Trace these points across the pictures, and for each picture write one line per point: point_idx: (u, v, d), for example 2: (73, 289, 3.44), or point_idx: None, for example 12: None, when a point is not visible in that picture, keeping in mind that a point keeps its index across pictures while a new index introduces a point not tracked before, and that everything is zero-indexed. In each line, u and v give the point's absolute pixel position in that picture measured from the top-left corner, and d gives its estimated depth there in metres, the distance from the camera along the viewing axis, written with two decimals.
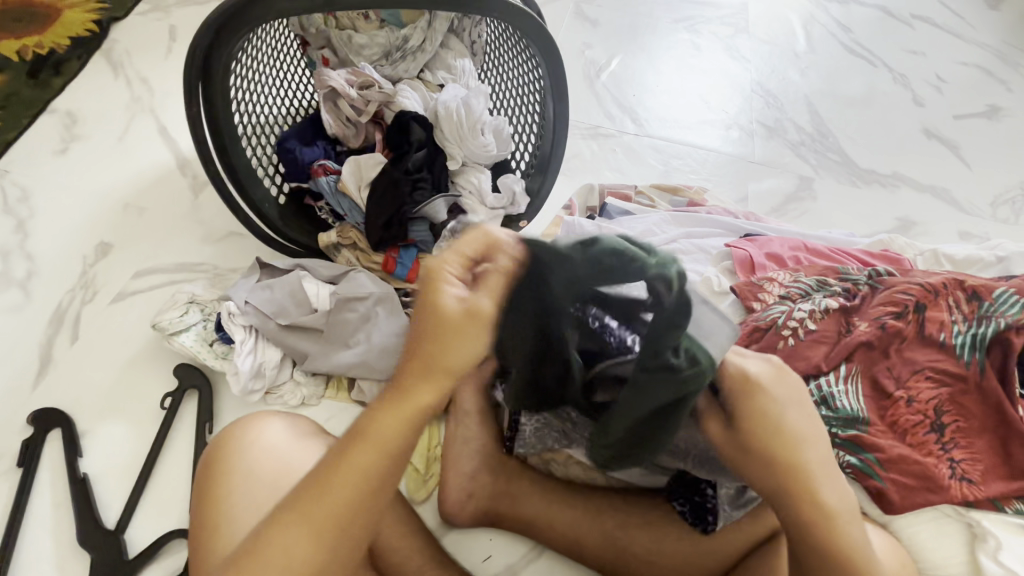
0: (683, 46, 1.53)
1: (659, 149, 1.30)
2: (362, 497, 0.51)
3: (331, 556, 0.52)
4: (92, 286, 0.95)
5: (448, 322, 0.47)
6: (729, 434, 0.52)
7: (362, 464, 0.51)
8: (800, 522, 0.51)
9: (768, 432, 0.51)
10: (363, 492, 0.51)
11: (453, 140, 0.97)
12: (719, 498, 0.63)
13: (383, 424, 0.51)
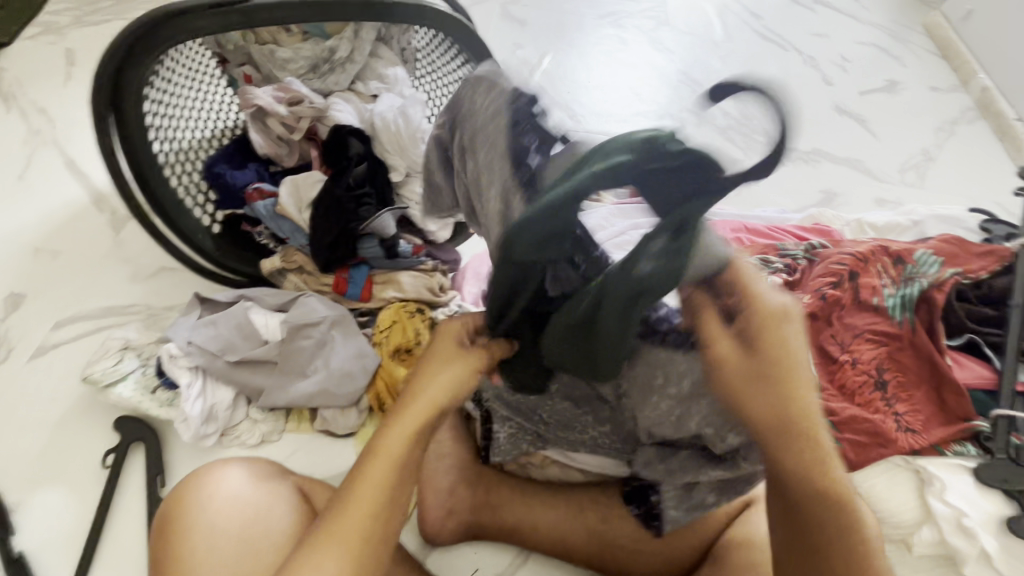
0: (610, 42, 1.57)
1: None
2: (378, 515, 0.53)
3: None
4: (5, 344, 0.86)
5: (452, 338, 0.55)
6: (741, 357, 0.42)
7: (369, 491, 0.52)
8: (802, 459, 0.43)
9: (783, 356, 0.41)
10: (379, 511, 0.53)
11: (392, 150, 0.94)
12: (663, 500, 0.63)
13: (394, 442, 0.53)
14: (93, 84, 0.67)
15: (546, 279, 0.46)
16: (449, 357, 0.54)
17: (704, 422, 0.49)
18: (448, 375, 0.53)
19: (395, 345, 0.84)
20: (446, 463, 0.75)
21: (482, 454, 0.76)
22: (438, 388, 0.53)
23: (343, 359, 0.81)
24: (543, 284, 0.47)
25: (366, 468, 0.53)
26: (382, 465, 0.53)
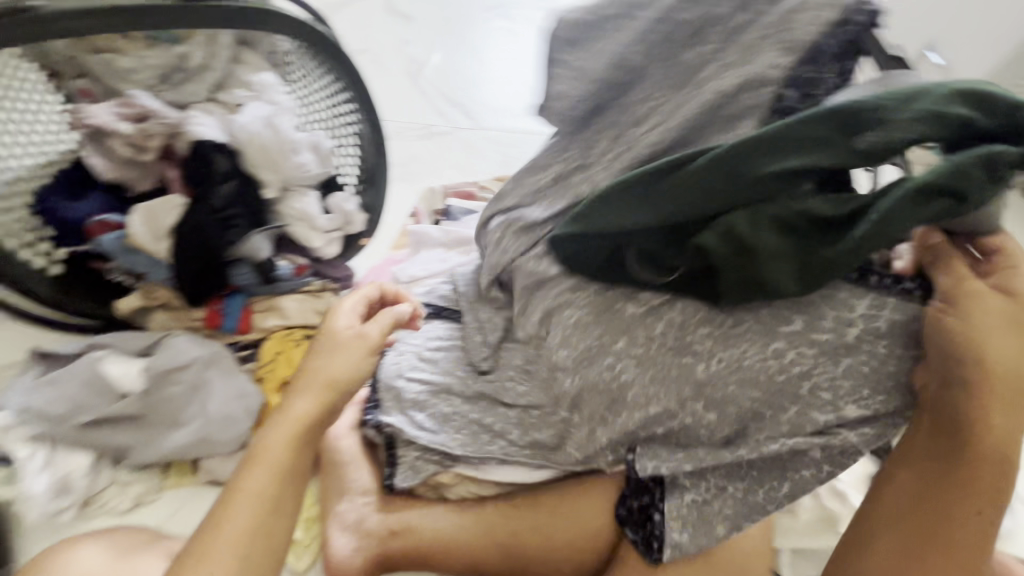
0: (501, 34, 1.54)
1: (496, 140, 1.31)
2: (262, 514, 0.57)
3: None
4: None
5: (339, 337, 0.66)
6: (951, 312, 0.52)
7: (255, 482, 0.58)
8: (971, 430, 0.54)
9: (998, 308, 0.52)
10: (262, 509, 0.57)
11: (265, 166, 0.86)
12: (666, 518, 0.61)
13: (274, 440, 0.60)
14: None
15: (673, 255, 0.56)
16: (331, 351, 0.66)
17: (837, 384, 0.55)
18: (330, 364, 0.64)
19: (281, 379, 0.79)
20: (352, 499, 0.71)
21: (387, 485, 0.72)
22: (321, 378, 0.64)
23: (222, 402, 0.73)
24: (670, 260, 0.56)
25: (250, 463, 0.59)
26: (267, 455, 0.59)
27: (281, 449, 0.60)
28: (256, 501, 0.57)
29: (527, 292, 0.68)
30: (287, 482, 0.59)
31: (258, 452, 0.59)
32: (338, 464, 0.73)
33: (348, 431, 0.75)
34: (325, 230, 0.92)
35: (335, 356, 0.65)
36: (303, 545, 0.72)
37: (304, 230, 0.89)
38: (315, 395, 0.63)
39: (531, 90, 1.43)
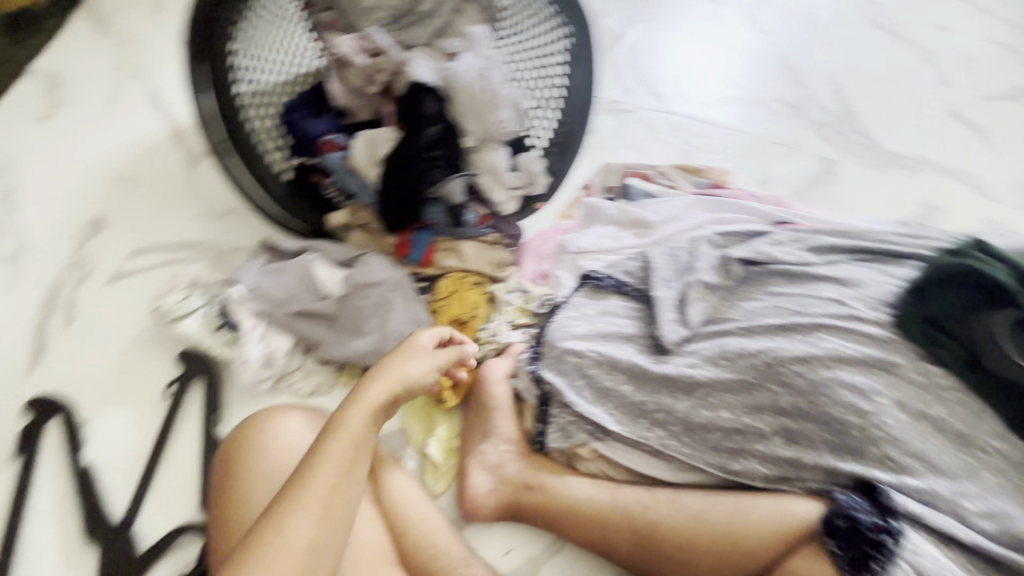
0: (704, 17, 1.45)
1: (679, 126, 1.25)
2: (334, 483, 0.55)
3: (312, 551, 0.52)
4: (86, 265, 0.89)
5: (414, 342, 0.66)
6: None
7: (329, 457, 0.56)
8: None
9: None
10: (336, 478, 0.56)
11: (468, 113, 0.90)
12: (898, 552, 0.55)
13: (351, 417, 0.59)
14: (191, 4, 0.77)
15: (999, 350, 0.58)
16: (411, 355, 0.65)
17: None
18: (406, 368, 0.64)
19: (454, 317, 0.84)
20: (497, 445, 0.75)
21: (535, 441, 0.75)
22: (393, 380, 0.62)
23: (400, 323, 0.79)
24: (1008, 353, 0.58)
25: (324, 441, 0.57)
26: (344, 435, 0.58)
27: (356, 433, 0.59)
28: (332, 479, 0.55)
29: (778, 326, 0.68)
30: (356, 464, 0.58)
31: (330, 431, 0.58)
32: (488, 407, 0.77)
33: (502, 380, 0.78)
34: (507, 185, 0.94)
35: (409, 361, 0.64)
36: (441, 471, 0.76)
37: (489, 182, 0.92)
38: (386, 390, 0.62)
39: (726, 81, 1.34)
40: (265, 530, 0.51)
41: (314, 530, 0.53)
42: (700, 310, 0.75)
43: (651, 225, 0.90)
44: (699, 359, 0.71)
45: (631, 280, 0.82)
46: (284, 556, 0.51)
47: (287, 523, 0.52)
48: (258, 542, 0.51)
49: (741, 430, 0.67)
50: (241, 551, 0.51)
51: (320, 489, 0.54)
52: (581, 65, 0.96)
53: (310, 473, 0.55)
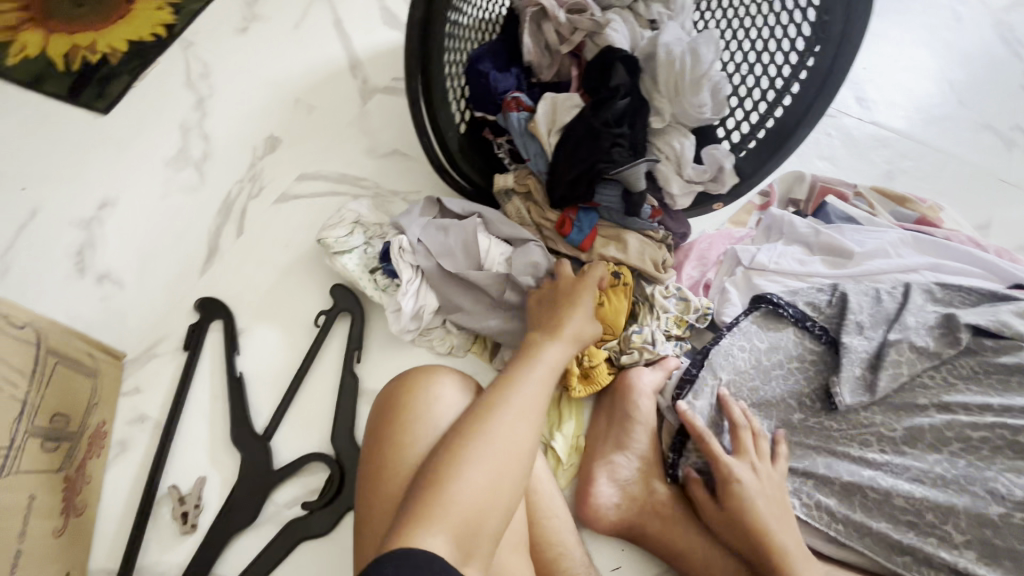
0: (940, 13, 1.21)
1: (885, 142, 1.06)
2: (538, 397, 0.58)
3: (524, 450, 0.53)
4: (259, 181, 0.93)
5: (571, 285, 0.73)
6: None
7: (536, 374, 0.60)
8: None
9: None
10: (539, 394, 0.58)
11: (665, 92, 0.82)
12: None
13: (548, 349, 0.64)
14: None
15: None
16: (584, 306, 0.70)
17: None
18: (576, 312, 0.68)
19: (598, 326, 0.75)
20: (630, 461, 0.69)
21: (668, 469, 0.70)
22: (566, 323, 0.67)
23: None
24: None
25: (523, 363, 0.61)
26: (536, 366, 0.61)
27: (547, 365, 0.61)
28: (538, 389, 0.58)
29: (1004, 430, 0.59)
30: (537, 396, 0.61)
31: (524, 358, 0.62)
32: (630, 419, 0.70)
33: (650, 394, 0.71)
34: (686, 179, 0.83)
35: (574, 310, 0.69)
36: (562, 468, 0.73)
37: (669, 172, 0.82)
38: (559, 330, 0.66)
39: (954, 96, 1.12)
40: (487, 417, 0.53)
41: (529, 438, 0.54)
42: (895, 375, 0.64)
43: (851, 256, 0.78)
44: (875, 436, 0.64)
45: (818, 316, 0.71)
46: (505, 446, 0.52)
47: (505, 416, 0.53)
48: (479, 430, 0.51)
49: (915, 524, 0.59)
50: (467, 429, 0.52)
51: (532, 396, 0.57)
52: (832, 46, 0.73)
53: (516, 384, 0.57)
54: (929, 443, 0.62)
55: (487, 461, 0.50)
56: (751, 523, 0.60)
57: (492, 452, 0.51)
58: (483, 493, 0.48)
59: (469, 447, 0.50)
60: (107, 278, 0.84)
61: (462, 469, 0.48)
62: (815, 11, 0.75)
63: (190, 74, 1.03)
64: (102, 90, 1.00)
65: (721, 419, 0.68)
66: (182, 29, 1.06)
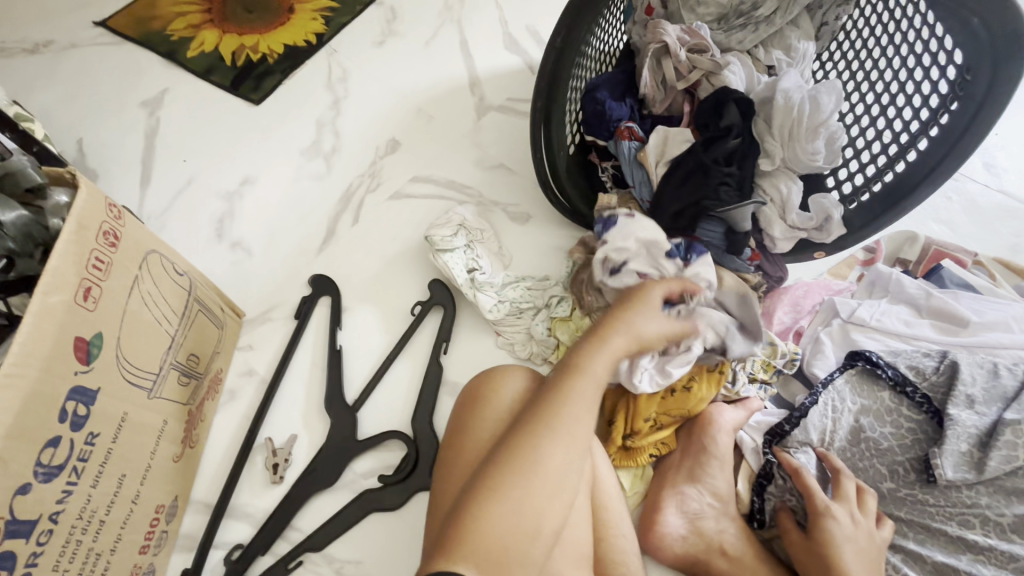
0: None
1: (1013, 213, 0.99)
2: (576, 424, 0.53)
3: (555, 489, 0.50)
4: (377, 177, 1.02)
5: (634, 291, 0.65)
6: None
7: (577, 399, 0.54)
8: None
9: None
10: (580, 418, 0.53)
11: (777, 136, 0.82)
12: None
13: (598, 360, 0.57)
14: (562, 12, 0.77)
15: None
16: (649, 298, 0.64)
17: None
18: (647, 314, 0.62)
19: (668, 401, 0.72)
20: (702, 496, 0.68)
21: (751, 516, 0.69)
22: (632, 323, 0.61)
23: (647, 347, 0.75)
24: None
25: (569, 378, 0.55)
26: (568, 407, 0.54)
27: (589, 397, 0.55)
28: (585, 414, 0.54)
29: None
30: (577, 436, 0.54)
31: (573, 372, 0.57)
32: (705, 453, 0.69)
33: (729, 431, 0.70)
34: (789, 224, 0.83)
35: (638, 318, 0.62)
36: (626, 494, 0.72)
37: (772, 214, 0.82)
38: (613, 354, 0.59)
39: None
40: (523, 451, 0.50)
41: (566, 478, 0.51)
42: (1008, 458, 0.60)
43: (967, 324, 0.74)
44: (979, 518, 0.60)
45: (921, 382, 0.68)
46: (542, 487, 0.49)
47: (548, 449, 0.50)
48: (521, 465, 0.49)
49: None
50: (503, 457, 0.50)
51: (575, 415, 0.53)
52: (972, 106, 0.70)
53: (554, 408, 0.53)
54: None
55: (524, 502, 0.48)
56: (835, 560, 0.59)
57: (526, 491, 0.48)
58: (515, 528, 0.47)
59: (501, 479, 0.49)
60: (239, 245, 0.95)
61: (493, 503, 0.47)
62: (956, 69, 0.72)
63: (330, 77, 1.15)
64: (258, 84, 1.14)
65: (825, 470, 0.68)
66: (329, 38, 1.20)
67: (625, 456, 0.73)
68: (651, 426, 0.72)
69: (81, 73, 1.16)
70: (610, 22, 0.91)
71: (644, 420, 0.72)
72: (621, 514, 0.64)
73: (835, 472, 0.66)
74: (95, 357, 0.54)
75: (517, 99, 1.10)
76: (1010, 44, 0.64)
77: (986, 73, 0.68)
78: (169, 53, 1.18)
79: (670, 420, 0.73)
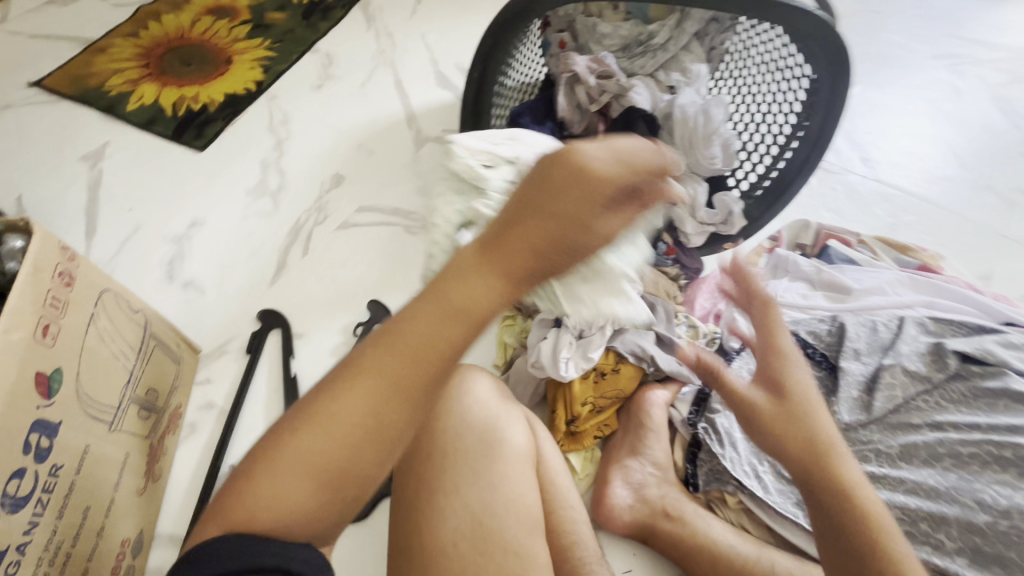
0: (940, 87, 1.33)
1: (889, 198, 1.15)
2: (415, 368, 0.38)
3: (350, 456, 0.38)
4: (323, 210, 1.07)
5: (571, 182, 0.39)
6: None
7: (408, 342, 0.38)
8: None
9: None
10: (422, 360, 0.38)
11: (680, 146, 0.94)
12: None
13: (465, 283, 0.39)
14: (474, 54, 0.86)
15: None
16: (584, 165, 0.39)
17: None
18: (568, 203, 0.38)
19: (602, 385, 0.79)
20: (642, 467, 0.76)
21: (687, 482, 0.77)
22: (607, 216, 0.40)
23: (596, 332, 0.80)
24: None
25: (426, 305, 0.39)
26: (407, 339, 0.38)
27: (421, 343, 0.38)
28: (411, 362, 0.38)
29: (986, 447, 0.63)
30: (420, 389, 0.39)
31: (415, 306, 0.39)
32: (643, 427, 0.77)
33: (662, 405, 0.79)
34: (699, 220, 0.95)
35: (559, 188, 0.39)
36: (578, 477, 0.78)
37: (683, 213, 0.93)
38: (504, 280, 0.39)
39: (953, 157, 1.21)
40: (313, 403, 0.39)
41: (371, 442, 0.39)
42: (890, 397, 0.70)
43: (850, 292, 0.86)
44: (874, 452, 0.69)
45: (817, 343, 0.79)
46: (332, 448, 0.38)
47: (351, 398, 0.38)
48: (308, 418, 0.38)
49: (911, 533, 0.62)
50: (298, 411, 0.40)
51: (402, 356, 0.38)
52: (821, 109, 0.82)
53: (387, 349, 0.38)
54: (923, 458, 0.66)
55: (300, 462, 0.38)
56: (816, 416, 0.55)
57: (308, 453, 0.38)
58: (296, 498, 0.39)
59: (287, 445, 0.39)
60: (191, 284, 0.98)
61: (273, 467, 0.38)
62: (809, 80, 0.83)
63: (272, 121, 1.21)
64: (201, 131, 1.18)
65: (747, 294, 0.66)
66: (269, 84, 1.26)
67: (572, 441, 0.80)
68: (591, 409, 0.79)
69: (17, 132, 1.17)
70: (527, 56, 1.03)
71: (585, 404, 0.78)
72: (567, 488, 0.70)
73: (757, 293, 0.65)
74: (57, 392, 0.56)
75: (452, 129, 1.19)
76: (839, 64, 0.75)
77: (828, 86, 0.78)
78: (108, 107, 1.21)
79: (607, 402, 0.80)
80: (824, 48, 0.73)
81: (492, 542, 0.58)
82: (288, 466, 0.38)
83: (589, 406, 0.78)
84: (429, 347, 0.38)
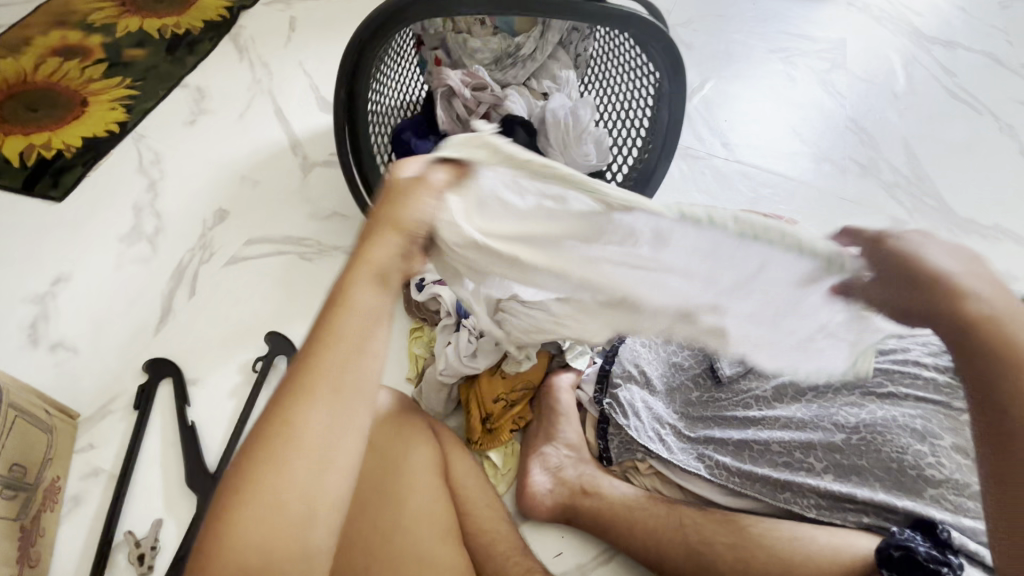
0: (778, 77, 1.52)
1: (749, 176, 1.30)
2: (345, 366, 0.49)
3: (319, 466, 0.47)
4: (209, 248, 1.02)
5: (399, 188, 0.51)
6: None
7: (335, 349, 0.49)
8: None
9: None
10: (348, 357, 0.49)
11: (557, 146, 1.00)
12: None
13: (363, 295, 0.51)
14: (338, 76, 0.85)
15: None
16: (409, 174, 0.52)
17: None
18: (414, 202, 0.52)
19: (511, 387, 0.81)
20: (557, 451, 0.79)
21: (601, 456, 0.80)
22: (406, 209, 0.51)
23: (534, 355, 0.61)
24: None
25: (334, 309, 0.51)
26: (335, 347, 0.49)
27: (351, 363, 0.49)
28: (346, 371, 0.49)
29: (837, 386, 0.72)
30: (359, 386, 0.49)
31: (329, 329, 0.50)
32: (554, 412, 0.81)
33: (569, 389, 0.83)
34: None
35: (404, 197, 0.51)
36: (500, 473, 0.81)
37: None
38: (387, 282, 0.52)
39: (794, 135, 1.39)
40: (273, 435, 0.47)
41: (334, 451, 0.48)
42: None
43: None
44: (754, 398, 0.76)
45: None
46: (306, 462, 0.47)
47: (305, 413, 0.48)
48: (271, 448, 0.47)
49: (789, 463, 0.71)
50: (260, 446, 0.47)
51: (335, 363, 0.49)
52: (665, 103, 0.92)
53: (316, 367, 0.49)
54: (792, 395, 0.74)
55: (279, 488, 0.46)
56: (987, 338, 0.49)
57: (280, 477, 0.46)
58: (273, 528, 0.46)
59: (258, 475, 0.46)
60: (60, 346, 0.89)
61: (245, 502, 0.46)
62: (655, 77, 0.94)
63: (142, 161, 1.14)
64: (57, 180, 1.09)
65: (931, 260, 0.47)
66: (134, 125, 1.19)
67: (490, 438, 0.81)
68: (504, 405, 0.81)
69: None
70: (396, 74, 1.07)
71: (496, 401, 0.81)
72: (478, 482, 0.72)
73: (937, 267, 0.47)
74: None
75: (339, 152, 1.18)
76: (675, 63, 0.85)
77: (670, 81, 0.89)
78: None
79: (518, 396, 0.83)
80: (657, 43, 0.82)
81: (401, 555, 0.61)
82: (263, 500, 0.46)
83: (500, 405, 0.81)
84: (357, 345, 0.50)
